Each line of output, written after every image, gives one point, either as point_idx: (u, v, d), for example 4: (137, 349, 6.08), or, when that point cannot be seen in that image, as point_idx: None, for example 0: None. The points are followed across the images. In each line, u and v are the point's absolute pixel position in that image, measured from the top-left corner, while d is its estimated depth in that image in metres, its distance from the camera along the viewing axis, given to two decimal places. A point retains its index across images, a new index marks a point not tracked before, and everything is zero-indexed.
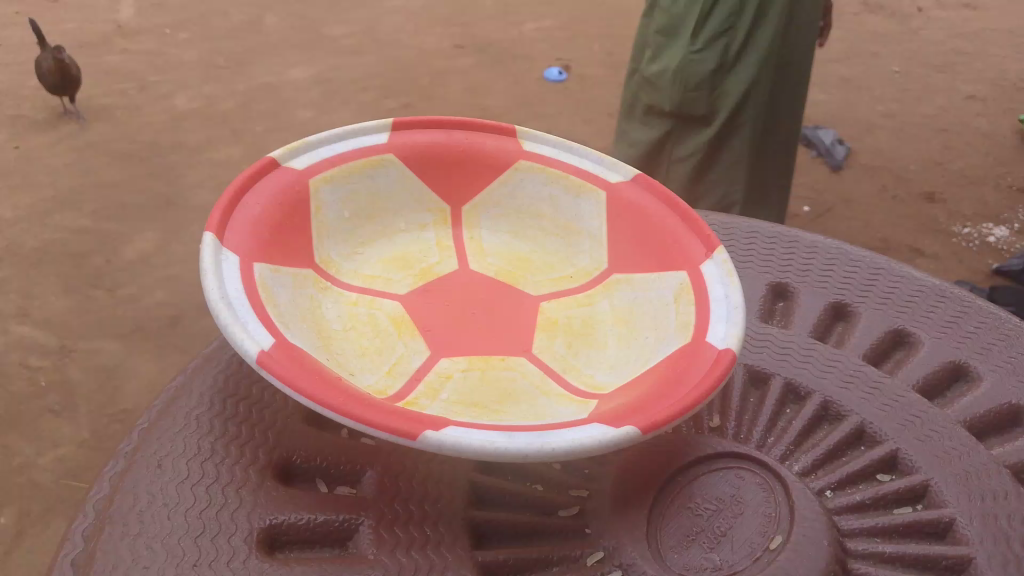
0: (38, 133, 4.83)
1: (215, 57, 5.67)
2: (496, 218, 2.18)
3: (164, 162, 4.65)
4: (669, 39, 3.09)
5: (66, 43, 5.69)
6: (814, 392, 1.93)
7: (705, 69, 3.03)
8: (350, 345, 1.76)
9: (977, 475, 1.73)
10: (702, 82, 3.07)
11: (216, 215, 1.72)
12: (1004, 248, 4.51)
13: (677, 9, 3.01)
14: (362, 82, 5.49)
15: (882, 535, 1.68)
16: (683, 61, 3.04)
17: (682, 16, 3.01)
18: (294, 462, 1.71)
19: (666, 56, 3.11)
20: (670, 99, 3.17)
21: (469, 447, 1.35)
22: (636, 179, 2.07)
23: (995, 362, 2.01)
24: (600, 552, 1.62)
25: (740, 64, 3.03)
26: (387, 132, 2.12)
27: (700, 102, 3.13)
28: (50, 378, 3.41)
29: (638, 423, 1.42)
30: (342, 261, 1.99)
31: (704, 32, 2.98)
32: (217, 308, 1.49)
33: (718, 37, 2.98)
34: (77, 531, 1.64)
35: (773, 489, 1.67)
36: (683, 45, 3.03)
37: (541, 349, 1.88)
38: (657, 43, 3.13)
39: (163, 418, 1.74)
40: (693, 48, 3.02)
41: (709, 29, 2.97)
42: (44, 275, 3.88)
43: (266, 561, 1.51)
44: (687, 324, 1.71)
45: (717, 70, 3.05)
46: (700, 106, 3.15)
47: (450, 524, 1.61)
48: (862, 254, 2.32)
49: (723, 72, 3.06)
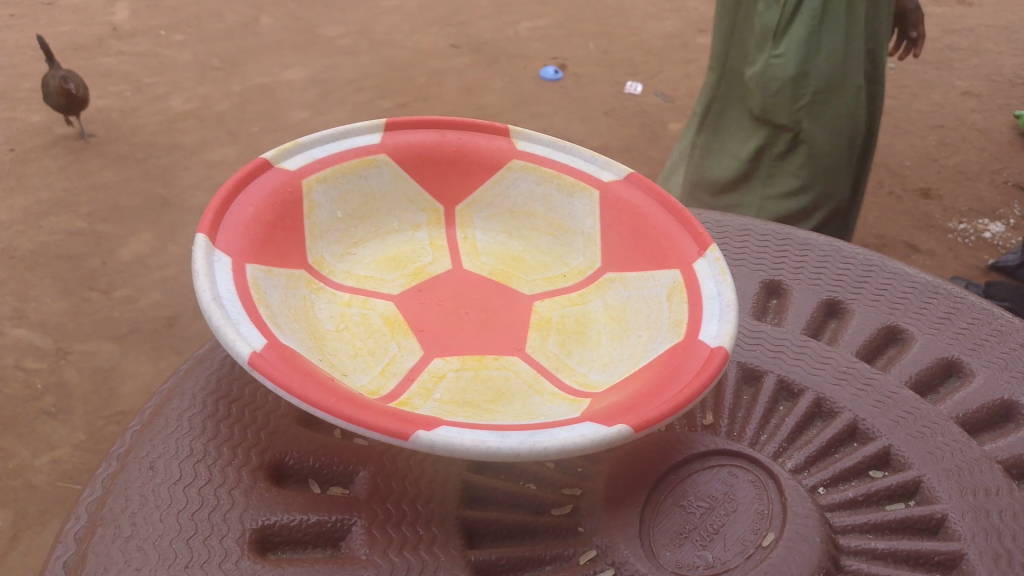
0: (33, 135, 4.83)
1: (210, 58, 5.67)
2: (490, 218, 2.18)
3: (160, 164, 4.64)
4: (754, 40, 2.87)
5: (61, 45, 5.68)
6: (807, 389, 1.93)
7: (786, 73, 2.79)
8: (343, 346, 1.77)
9: (969, 471, 1.73)
10: (783, 87, 2.82)
11: (208, 215, 1.71)
12: (1000, 244, 4.52)
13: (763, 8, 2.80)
14: (358, 82, 5.48)
15: (874, 532, 1.68)
16: (763, 64, 2.82)
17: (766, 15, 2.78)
18: (287, 463, 1.71)
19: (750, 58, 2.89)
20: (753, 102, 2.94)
21: (460, 447, 1.35)
22: (628, 177, 2.07)
23: (987, 359, 2.01)
24: (593, 551, 1.62)
25: (822, 71, 2.79)
26: (379, 132, 2.12)
27: (782, 109, 2.89)
28: (46, 380, 3.41)
29: (629, 422, 1.42)
30: (335, 261, 1.99)
31: (786, 36, 2.75)
32: (209, 310, 1.49)
33: (802, 41, 2.73)
34: (70, 533, 1.64)
35: (765, 486, 1.67)
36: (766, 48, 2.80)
37: (534, 349, 1.88)
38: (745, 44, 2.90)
39: (155, 419, 1.74)
40: (773, 51, 2.80)
41: (794, 32, 2.73)
42: (40, 277, 3.88)
43: (258, 562, 1.51)
44: (679, 322, 1.71)
45: (800, 77, 2.80)
46: (781, 114, 2.90)
47: (443, 524, 1.61)
48: (855, 251, 2.33)
49: (808, 80, 2.80)
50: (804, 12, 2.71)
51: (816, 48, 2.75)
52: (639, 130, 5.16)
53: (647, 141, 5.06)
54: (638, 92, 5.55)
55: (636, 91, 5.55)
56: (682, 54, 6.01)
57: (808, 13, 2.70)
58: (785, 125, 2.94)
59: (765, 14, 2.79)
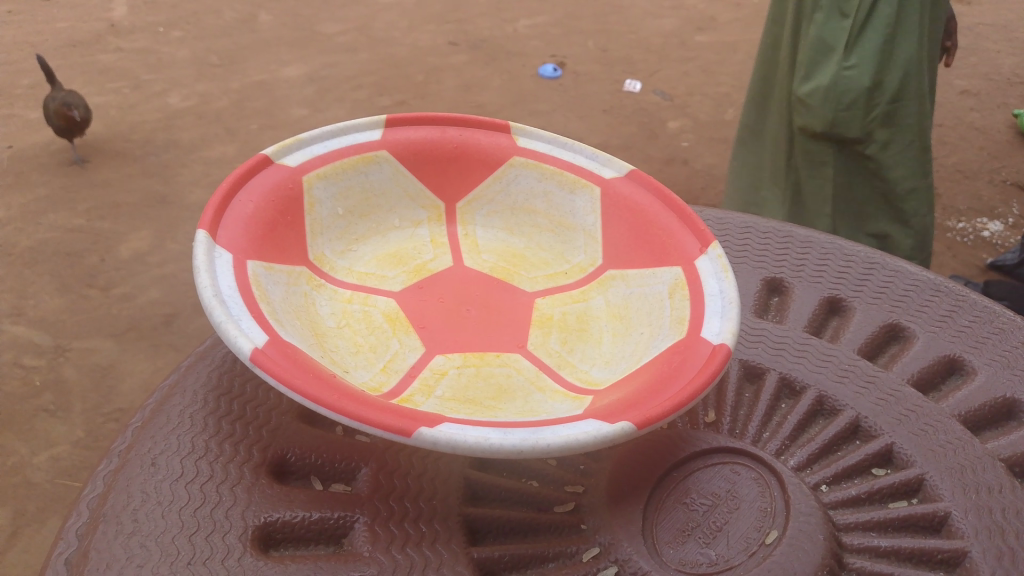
0: (31, 132, 4.81)
1: (208, 55, 5.65)
2: (491, 214, 2.18)
3: (158, 161, 4.63)
4: (819, 56, 2.83)
5: (59, 42, 5.66)
6: (809, 387, 1.93)
7: (861, 86, 2.76)
8: (344, 342, 1.76)
9: (972, 468, 1.73)
10: (856, 99, 2.79)
11: (209, 212, 1.71)
12: (998, 243, 4.52)
13: (830, 23, 2.78)
14: (356, 79, 5.47)
15: (876, 529, 1.68)
16: (834, 78, 2.78)
17: (835, 31, 2.77)
18: (289, 460, 1.70)
19: (815, 75, 2.85)
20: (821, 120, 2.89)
21: (463, 443, 1.35)
22: (629, 174, 2.07)
23: (989, 356, 2.01)
24: (596, 548, 1.62)
25: (894, 81, 2.77)
26: (379, 129, 2.11)
27: (853, 123, 2.86)
28: (44, 377, 3.40)
29: (632, 419, 1.42)
30: (335, 258, 1.98)
31: (857, 47, 2.73)
32: (210, 306, 1.48)
33: (875, 50, 2.71)
34: (71, 530, 1.63)
35: (768, 484, 1.67)
36: (836, 61, 2.77)
37: (535, 345, 1.87)
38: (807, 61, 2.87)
39: (156, 416, 1.74)
40: (844, 63, 2.76)
41: (866, 43, 2.71)
42: (38, 274, 3.87)
43: (261, 559, 1.50)
44: (681, 319, 1.71)
45: (874, 87, 2.77)
46: (854, 127, 2.87)
47: (446, 521, 1.61)
48: (856, 248, 2.33)
49: (880, 90, 2.78)
50: (876, 22, 2.69)
51: (888, 58, 2.74)
52: (638, 128, 5.16)
53: (647, 140, 5.06)
54: (637, 90, 5.54)
55: (635, 89, 5.54)
56: (681, 52, 6.00)
57: (880, 23, 2.69)
58: (856, 138, 2.90)
59: (828, 27, 2.78)
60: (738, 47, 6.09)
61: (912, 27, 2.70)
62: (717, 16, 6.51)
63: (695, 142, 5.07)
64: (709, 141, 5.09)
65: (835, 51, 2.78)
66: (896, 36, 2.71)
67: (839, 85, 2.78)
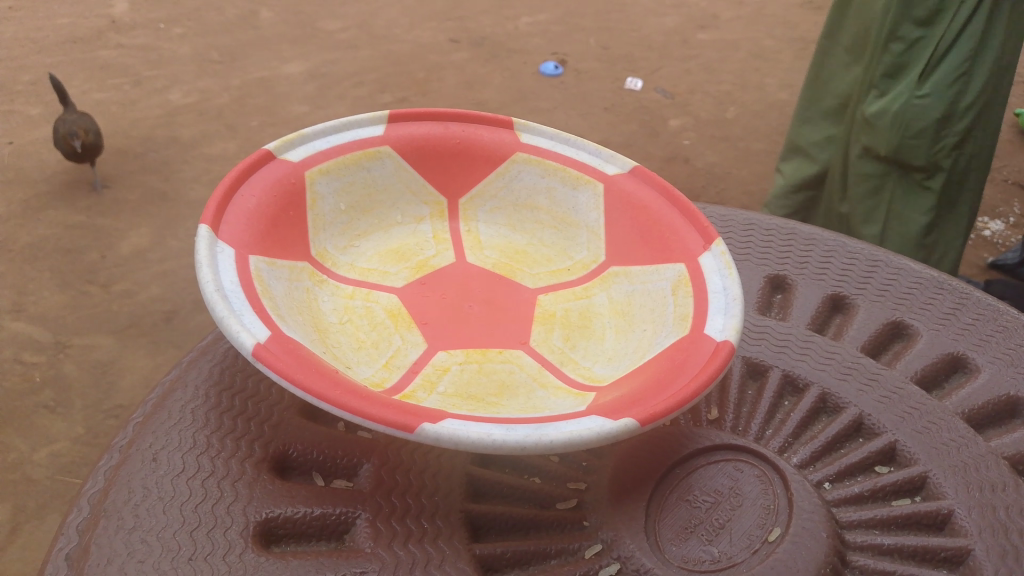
0: (31, 128, 4.80)
1: (209, 51, 5.64)
2: (493, 211, 2.17)
3: (159, 157, 4.62)
4: (895, 79, 2.81)
5: (59, 37, 5.65)
6: (812, 384, 1.92)
7: (931, 116, 2.73)
8: (346, 338, 1.75)
9: (975, 466, 1.73)
10: (925, 129, 2.77)
11: (211, 206, 1.70)
12: (1000, 241, 4.51)
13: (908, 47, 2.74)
14: (357, 76, 5.46)
15: (880, 527, 1.68)
16: (904, 104, 2.76)
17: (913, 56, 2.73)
18: (290, 455, 1.69)
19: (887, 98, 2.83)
20: (886, 143, 2.88)
21: (466, 439, 1.35)
22: (632, 171, 2.06)
23: (993, 354, 2.01)
24: (599, 545, 1.61)
25: (966, 113, 2.73)
26: (382, 124, 2.10)
27: (919, 151, 2.82)
28: (44, 373, 3.39)
29: (636, 416, 1.42)
30: (338, 253, 1.98)
31: (932, 77, 2.69)
32: (212, 301, 1.48)
33: (950, 81, 2.68)
34: (72, 525, 1.63)
35: (772, 481, 1.66)
36: (908, 87, 2.74)
37: (538, 342, 1.87)
38: (881, 82, 2.85)
39: (157, 411, 1.73)
40: (916, 91, 2.73)
41: (941, 72, 2.68)
42: (38, 270, 3.86)
43: (262, 555, 1.50)
44: (684, 316, 1.70)
45: (945, 118, 2.74)
46: (919, 156, 2.84)
47: (448, 517, 1.60)
48: (860, 245, 2.32)
49: (951, 122, 2.75)
50: (955, 53, 2.64)
51: (964, 90, 2.69)
52: (640, 126, 5.15)
53: (648, 137, 5.05)
54: (638, 87, 5.53)
55: (636, 87, 5.53)
56: (682, 50, 5.99)
57: (959, 55, 2.64)
58: (919, 167, 2.87)
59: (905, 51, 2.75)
60: (740, 45, 6.08)
61: (993, 59, 2.65)
62: (719, 14, 6.49)
63: (696, 140, 5.06)
64: (711, 139, 5.08)
65: (909, 76, 2.76)
66: (974, 68, 2.66)
67: (909, 112, 2.76)
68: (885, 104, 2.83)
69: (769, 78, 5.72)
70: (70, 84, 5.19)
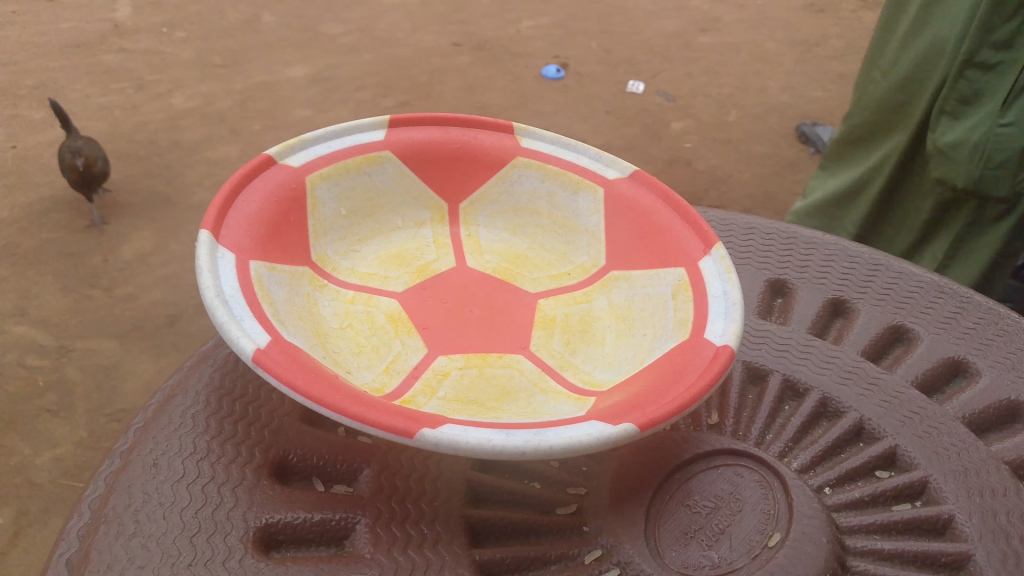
0: (35, 132, 4.81)
1: (211, 55, 5.66)
2: (494, 215, 2.17)
3: (162, 162, 4.63)
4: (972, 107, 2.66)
5: (63, 42, 5.67)
6: (813, 388, 1.92)
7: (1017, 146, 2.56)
8: (346, 343, 1.76)
9: (976, 471, 1.72)
10: (1009, 160, 2.60)
11: (212, 211, 1.71)
12: None
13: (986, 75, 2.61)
14: (359, 80, 5.47)
15: (880, 532, 1.67)
16: (986, 135, 2.60)
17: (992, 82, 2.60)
18: (290, 460, 1.70)
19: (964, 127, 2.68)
20: (965, 175, 2.72)
21: (465, 445, 1.35)
22: (633, 175, 2.06)
23: (993, 358, 2.00)
24: (598, 550, 1.61)
25: None
26: (383, 129, 2.11)
27: (1003, 182, 2.66)
28: (47, 377, 3.40)
29: (635, 421, 1.42)
30: (338, 258, 1.98)
31: (1016, 104, 2.53)
32: (212, 307, 1.48)
33: None
34: (72, 530, 1.63)
35: (772, 486, 1.66)
36: (990, 116, 2.59)
37: (538, 347, 1.87)
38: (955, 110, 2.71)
39: (158, 416, 1.73)
40: (999, 120, 2.57)
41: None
42: (41, 274, 3.87)
43: (262, 561, 1.50)
44: (684, 320, 1.70)
45: None
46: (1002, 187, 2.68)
47: (448, 523, 1.60)
48: (861, 249, 2.32)
49: None
50: None
51: None
52: (641, 129, 5.15)
53: (650, 141, 5.05)
54: (640, 91, 5.53)
55: (638, 91, 5.53)
56: (684, 53, 6.00)
57: None
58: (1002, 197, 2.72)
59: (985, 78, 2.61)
60: (741, 48, 6.09)
61: None
62: (720, 17, 6.50)
63: (698, 143, 5.07)
64: (712, 142, 5.08)
65: (989, 104, 2.60)
66: None
67: (990, 143, 2.60)
68: (963, 133, 2.67)
69: (771, 81, 5.72)
70: (74, 89, 5.20)
